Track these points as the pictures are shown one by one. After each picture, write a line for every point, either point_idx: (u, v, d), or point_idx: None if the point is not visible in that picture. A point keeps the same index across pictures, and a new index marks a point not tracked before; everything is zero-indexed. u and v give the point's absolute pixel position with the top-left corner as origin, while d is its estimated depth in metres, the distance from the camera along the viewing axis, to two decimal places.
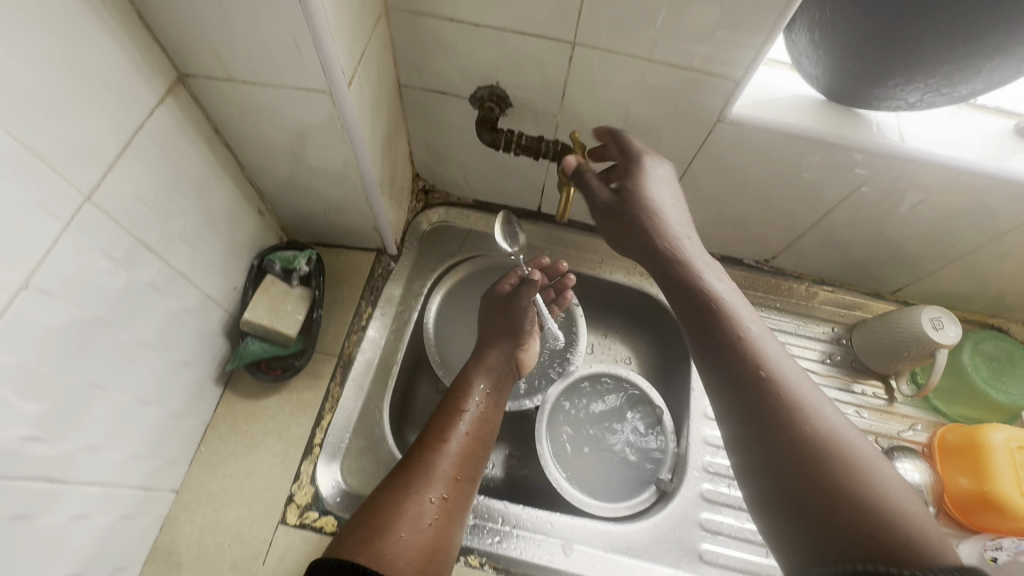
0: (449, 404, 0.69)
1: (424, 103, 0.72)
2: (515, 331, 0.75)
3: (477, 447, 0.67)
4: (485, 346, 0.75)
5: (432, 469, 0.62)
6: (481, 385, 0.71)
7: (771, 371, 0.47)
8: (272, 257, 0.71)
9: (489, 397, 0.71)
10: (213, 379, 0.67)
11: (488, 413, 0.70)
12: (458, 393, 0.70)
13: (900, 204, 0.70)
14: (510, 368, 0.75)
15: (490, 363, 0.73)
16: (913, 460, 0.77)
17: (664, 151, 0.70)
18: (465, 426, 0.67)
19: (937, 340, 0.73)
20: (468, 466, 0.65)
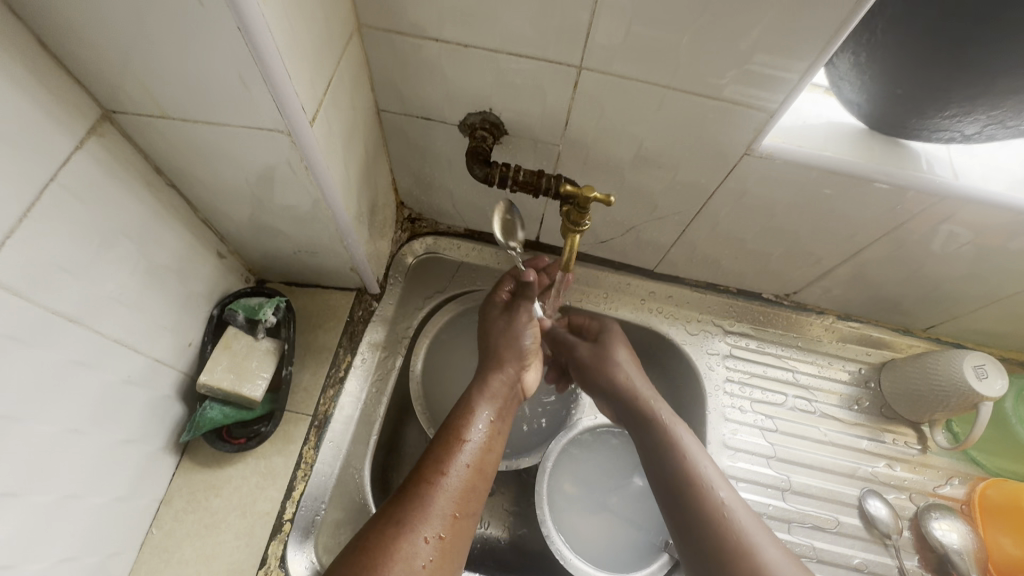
0: (449, 432, 0.58)
1: (407, 129, 0.63)
2: (521, 351, 0.67)
3: (479, 480, 0.57)
4: (486, 369, 0.66)
5: (429, 505, 0.52)
6: (486, 411, 0.61)
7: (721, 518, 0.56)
8: (235, 305, 0.62)
9: (494, 424, 0.61)
10: (167, 449, 0.59)
11: (492, 442, 0.60)
12: (460, 417, 0.60)
13: (944, 244, 0.63)
14: (513, 392, 0.66)
15: (496, 386, 0.64)
16: (949, 520, 0.70)
17: (682, 184, 0.62)
18: (467, 457, 0.57)
19: (982, 392, 0.65)
20: (469, 503, 0.55)
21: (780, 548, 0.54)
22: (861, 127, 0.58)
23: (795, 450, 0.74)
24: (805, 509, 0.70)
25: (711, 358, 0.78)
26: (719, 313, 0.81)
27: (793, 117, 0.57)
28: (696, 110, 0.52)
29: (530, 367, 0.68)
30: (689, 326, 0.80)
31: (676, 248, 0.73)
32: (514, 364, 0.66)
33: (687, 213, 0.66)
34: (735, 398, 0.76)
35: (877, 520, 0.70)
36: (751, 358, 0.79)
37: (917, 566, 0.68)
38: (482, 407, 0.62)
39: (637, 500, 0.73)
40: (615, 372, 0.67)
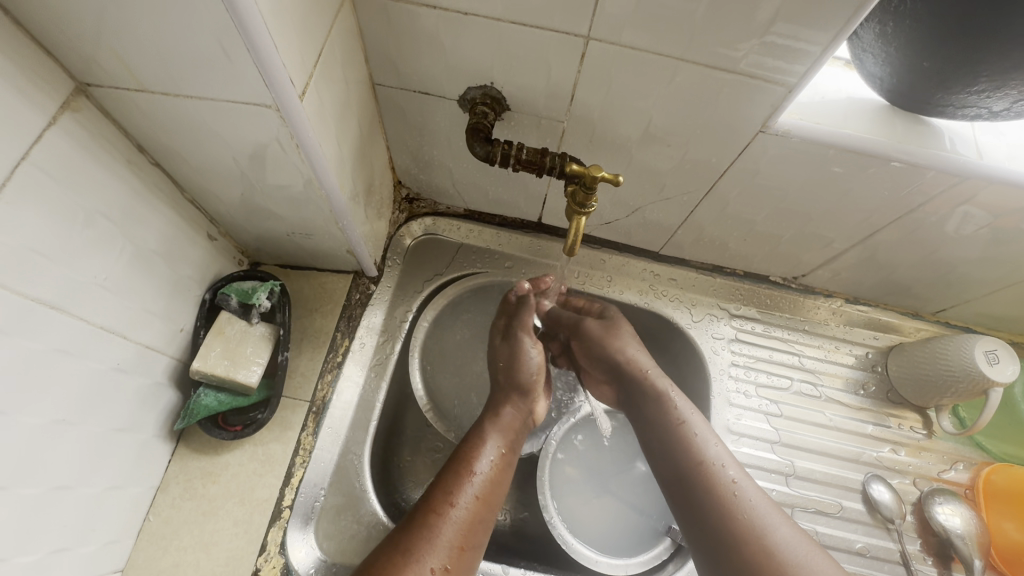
0: (459, 461, 0.58)
1: (403, 104, 0.60)
2: (527, 382, 0.66)
3: (486, 511, 0.56)
4: (498, 402, 0.65)
5: (436, 535, 0.51)
6: (496, 442, 0.61)
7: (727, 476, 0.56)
8: (227, 289, 0.60)
9: (503, 456, 0.61)
10: (162, 436, 0.58)
11: (501, 474, 0.59)
12: (469, 448, 0.59)
13: (963, 227, 0.60)
14: (524, 424, 0.66)
15: (505, 418, 0.63)
16: (952, 505, 0.69)
17: (692, 164, 0.59)
18: (475, 489, 0.56)
19: (992, 377, 0.64)
20: (475, 535, 0.54)
21: (766, 496, 0.55)
22: (881, 103, 0.55)
23: (800, 436, 0.73)
24: (808, 493, 0.70)
25: (715, 342, 0.77)
26: (724, 296, 0.79)
27: (811, 92, 0.54)
28: (710, 84, 0.49)
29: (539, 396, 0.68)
30: (694, 310, 0.78)
31: (682, 230, 0.71)
32: (521, 394, 0.66)
33: (696, 194, 0.63)
34: (739, 383, 0.75)
35: (880, 504, 0.69)
36: (756, 342, 0.78)
37: (918, 550, 0.68)
38: (491, 438, 0.61)
39: (641, 485, 0.73)
40: (613, 346, 0.67)
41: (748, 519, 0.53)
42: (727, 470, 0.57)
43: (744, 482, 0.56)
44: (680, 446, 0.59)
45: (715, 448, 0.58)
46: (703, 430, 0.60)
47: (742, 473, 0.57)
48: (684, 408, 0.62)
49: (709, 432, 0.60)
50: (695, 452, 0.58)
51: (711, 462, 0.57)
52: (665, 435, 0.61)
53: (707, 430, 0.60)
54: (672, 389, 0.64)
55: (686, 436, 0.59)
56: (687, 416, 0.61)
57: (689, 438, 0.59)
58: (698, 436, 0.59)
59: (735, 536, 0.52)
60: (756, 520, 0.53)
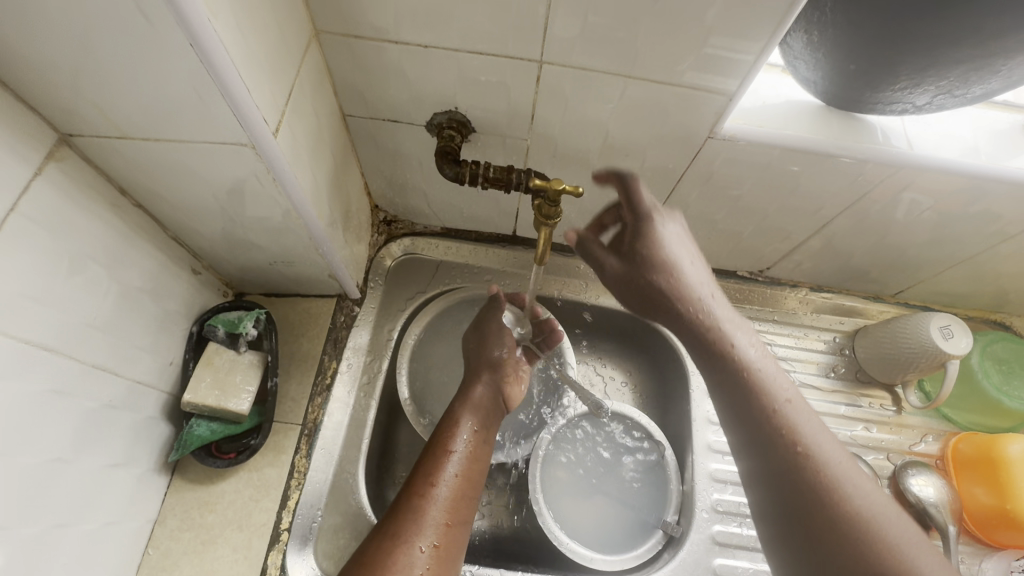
0: (435, 445, 0.60)
1: (374, 132, 0.63)
2: (494, 362, 0.69)
3: (469, 488, 0.58)
4: (467, 383, 0.67)
5: (420, 517, 0.53)
6: (469, 421, 0.62)
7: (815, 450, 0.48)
8: (214, 320, 0.62)
9: (478, 433, 0.62)
10: (157, 470, 0.59)
11: (479, 451, 0.61)
12: (443, 430, 0.61)
13: (906, 212, 0.65)
14: (496, 404, 0.67)
15: (475, 400, 0.65)
16: (925, 475, 0.72)
17: (650, 170, 0.63)
18: (454, 467, 0.58)
19: (948, 351, 0.68)
20: (461, 511, 0.56)
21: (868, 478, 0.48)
22: (819, 104, 0.59)
23: None
24: None
25: None
26: None
27: (752, 98, 0.59)
28: (657, 97, 0.53)
29: (514, 382, 0.69)
30: None
31: None
32: (497, 380, 0.68)
33: (658, 198, 0.67)
34: None
35: None
36: None
37: None
38: (465, 418, 0.63)
39: (630, 481, 0.74)
40: (655, 257, 0.62)
41: (841, 501, 0.45)
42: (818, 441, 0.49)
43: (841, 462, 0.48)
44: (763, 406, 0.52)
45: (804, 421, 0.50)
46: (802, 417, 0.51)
47: (811, 411, 0.52)
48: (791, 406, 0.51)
49: (784, 380, 0.54)
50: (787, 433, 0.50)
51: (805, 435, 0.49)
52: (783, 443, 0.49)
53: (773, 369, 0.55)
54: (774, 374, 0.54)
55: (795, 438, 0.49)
56: (756, 365, 0.55)
57: (764, 401, 0.52)
58: (767, 377, 0.54)
59: (830, 519, 0.45)
60: (823, 467, 0.47)
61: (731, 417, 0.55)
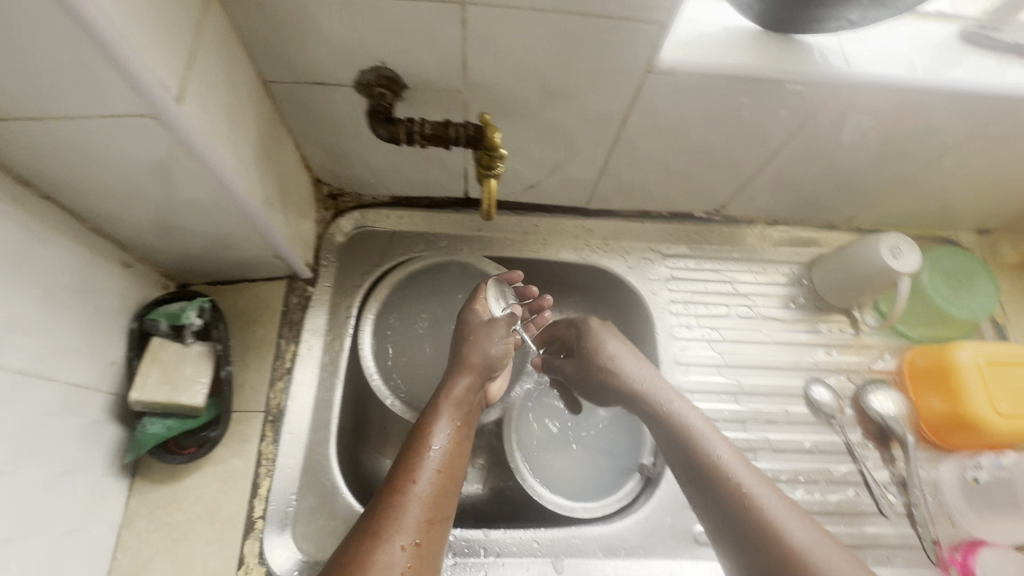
0: (414, 439, 0.58)
1: (301, 99, 0.59)
2: (484, 359, 0.63)
3: (450, 483, 0.56)
4: (447, 375, 0.64)
5: (402, 514, 0.51)
6: (450, 416, 0.60)
7: (746, 487, 0.56)
8: (154, 314, 0.59)
9: (459, 428, 0.60)
10: (115, 474, 0.57)
11: (460, 446, 0.59)
12: (423, 424, 0.59)
13: (850, 133, 0.65)
14: (478, 399, 0.64)
15: (455, 394, 0.61)
16: (886, 392, 0.76)
17: (593, 113, 0.61)
18: (435, 461, 0.56)
19: (898, 270, 0.70)
20: (442, 507, 0.54)
21: (802, 515, 0.55)
22: (756, 29, 0.58)
23: (743, 355, 0.77)
24: (757, 406, 0.74)
25: (654, 283, 0.80)
26: (655, 239, 0.82)
27: (689, 28, 0.57)
28: (590, 32, 0.51)
29: (495, 377, 0.66)
30: (629, 257, 0.81)
31: (602, 182, 0.74)
32: (481, 377, 0.63)
33: (606, 143, 0.66)
34: (681, 317, 0.79)
35: (821, 403, 0.75)
36: (690, 277, 0.82)
37: (860, 437, 0.74)
38: (445, 412, 0.60)
39: (607, 430, 0.76)
40: (610, 370, 0.68)
41: (781, 540, 0.52)
42: (750, 484, 0.57)
43: (762, 489, 0.56)
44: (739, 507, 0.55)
45: (727, 461, 0.58)
46: (730, 462, 0.59)
47: (745, 468, 0.58)
48: (715, 441, 0.60)
49: (708, 426, 0.62)
50: (732, 495, 0.56)
51: (739, 488, 0.56)
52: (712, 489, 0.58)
53: (719, 441, 0.60)
54: (700, 423, 0.62)
55: (728, 488, 0.57)
56: (695, 427, 0.62)
57: (708, 454, 0.59)
58: (728, 472, 0.58)
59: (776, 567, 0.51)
60: (769, 516, 0.54)
61: (685, 478, 0.61)
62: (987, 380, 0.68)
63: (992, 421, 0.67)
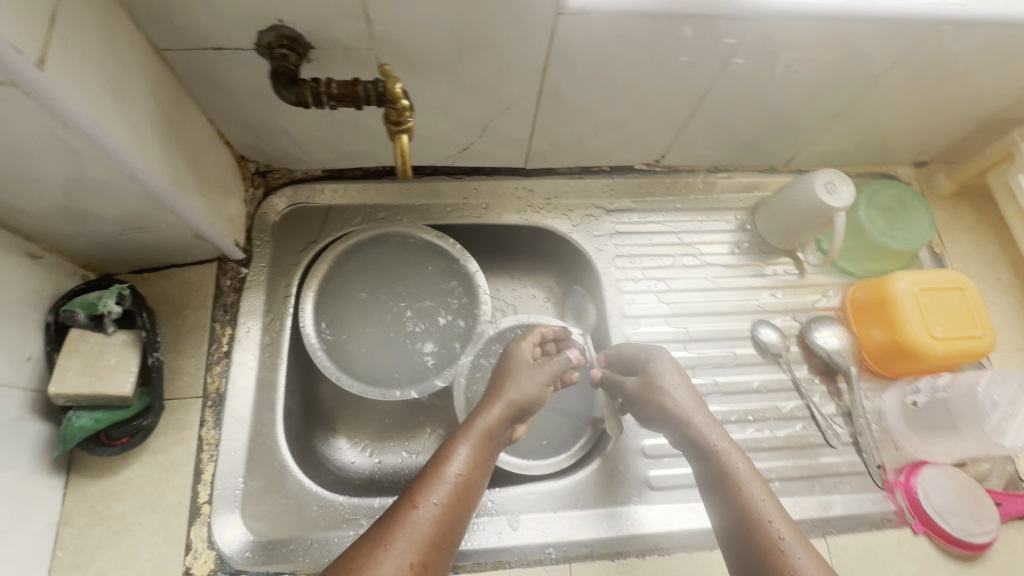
0: (439, 458, 0.56)
1: (203, 68, 0.56)
2: (524, 397, 0.62)
3: (463, 510, 0.53)
4: (481, 404, 0.62)
5: (410, 528, 0.49)
6: (476, 444, 0.57)
7: (782, 539, 0.50)
8: (70, 305, 0.56)
9: (483, 460, 0.57)
10: (45, 472, 0.55)
11: (479, 475, 0.56)
12: (450, 446, 0.57)
13: (776, 69, 0.64)
14: (506, 433, 0.61)
15: (487, 422, 0.59)
16: (830, 328, 0.77)
17: (511, 64, 0.59)
18: (451, 483, 0.53)
19: (834, 206, 0.70)
20: (449, 533, 0.51)
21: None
22: None
23: (690, 304, 0.78)
24: (705, 351, 0.75)
25: (599, 240, 0.80)
26: (598, 194, 0.82)
27: None
28: None
29: (525, 420, 0.64)
30: (571, 215, 0.80)
31: (535, 138, 0.72)
32: (515, 414, 0.62)
33: (531, 96, 0.64)
34: (627, 271, 0.79)
35: (767, 344, 0.76)
36: (634, 230, 0.81)
37: (806, 373, 0.76)
38: (470, 438, 0.58)
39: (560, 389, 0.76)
40: (661, 399, 0.61)
41: None
42: (787, 538, 0.50)
43: (800, 548, 0.50)
44: (770, 554, 0.50)
45: (769, 509, 0.52)
46: (771, 514, 0.52)
47: (786, 521, 0.52)
48: (754, 486, 0.54)
49: (755, 473, 0.55)
50: (765, 544, 0.50)
51: (777, 539, 0.50)
52: (741, 533, 0.52)
53: (756, 481, 0.54)
54: (744, 466, 0.56)
55: (762, 535, 0.51)
56: (734, 468, 0.55)
57: (747, 498, 0.53)
58: (768, 523, 0.51)
59: None
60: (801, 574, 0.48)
61: (715, 515, 0.55)
62: (923, 306, 0.70)
63: (928, 345, 0.68)
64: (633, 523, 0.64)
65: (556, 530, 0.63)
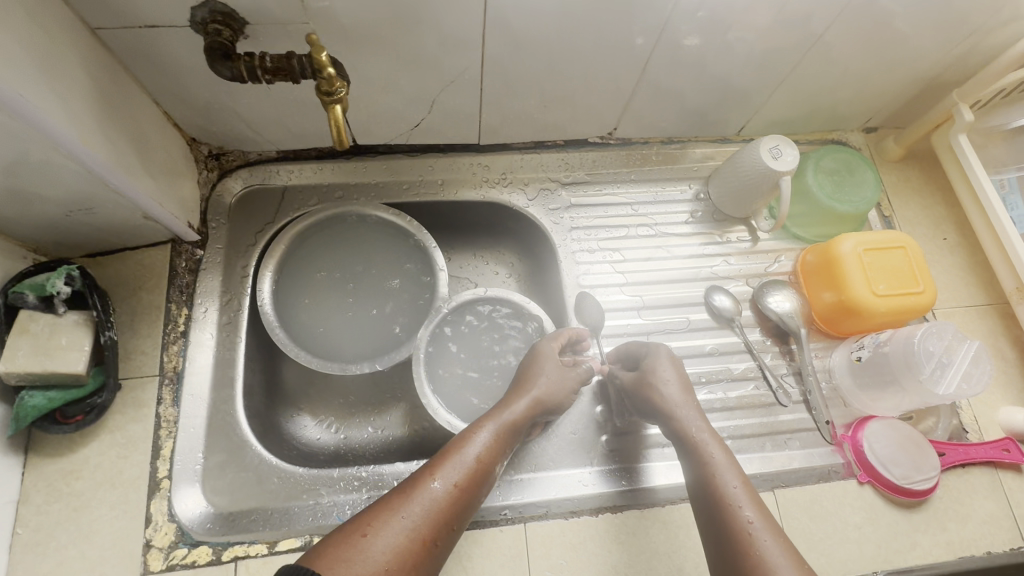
0: (460, 440, 0.56)
1: (140, 47, 0.56)
2: (547, 394, 0.62)
3: (473, 494, 0.53)
4: (508, 396, 0.62)
5: (421, 499, 0.50)
6: (499, 434, 0.57)
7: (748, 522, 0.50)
8: (18, 286, 0.56)
9: (500, 449, 0.57)
10: (1, 452, 0.56)
11: (495, 464, 0.56)
12: (472, 429, 0.57)
13: (714, 36, 0.65)
14: (528, 424, 0.61)
15: (513, 413, 0.59)
16: (783, 292, 0.80)
17: (448, 36, 0.60)
18: (466, 464, 0.53)
19: (779, 169, 0.71)
20: (457, 514, 0.51)
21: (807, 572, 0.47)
22: None
23: (644, 273, 0.80)
24: (658, 317, 0.77)
25: (556, 213, 0.81)
26: (553, 169, 0.83)
27: None
28: None
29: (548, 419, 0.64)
30: (527, 190, 0.81)
31: (484, 113, 0.73)
32: (540, 410, 0.62)
33: (474, 68, 0.65)
34: (583, 243, 0.80)
35: (721, 310, 0.78)
36: (591, 203, 0.82)
37: (760, 337, 0.78)
38: (493, 425, 0.58)
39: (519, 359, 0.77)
40: (648, 392, 0.62)
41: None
42: (755, 522, 0.50)
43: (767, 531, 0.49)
44: (736, 536, 0.50)
45: (739, 496, 0.52)
46: (740, 500, 0.52)
47: (759, 508, 0.52)
48: (730, 474, 0.54)
49: (735, 465, 0.55)
50: (732, 524, 0.50)
51: (744, 521, 0.50)
52: (712, 514, 0.52)
53: (732, 470, 0.55)
54: (717, 452, 0.56)
55: (730, 517, 0.51)
56: (712, 456, 0.56)
57: (723, 483, 0.53)
58: (738, 507, 0.51)
59: None
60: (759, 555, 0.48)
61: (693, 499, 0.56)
62: (866, 265, 0.71)
63: (871, 303, 0.70)
64: (589, 484, 0.67)
65: (512, 492, 0.65)
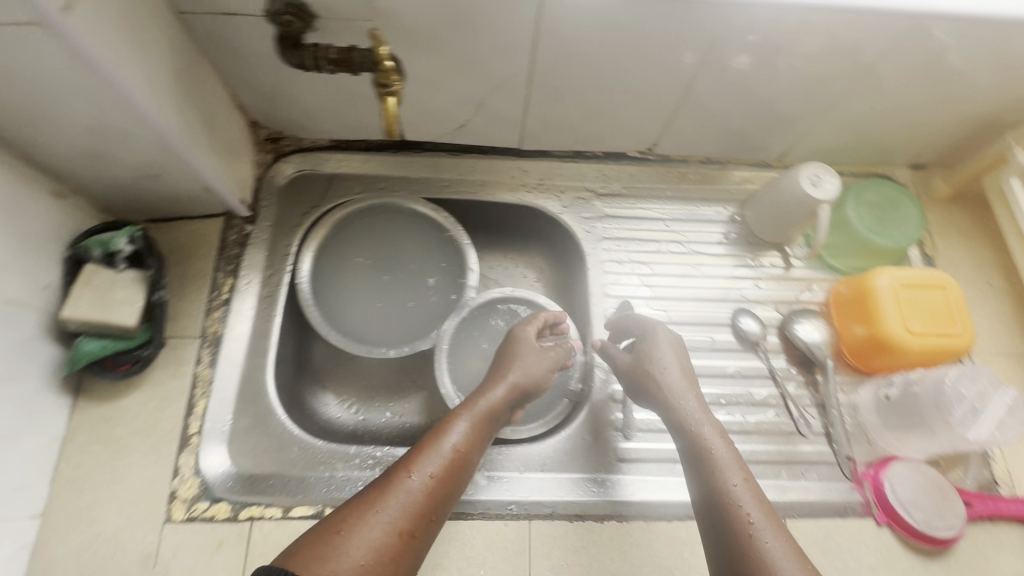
0: (437, 431, 0.57)
1: (219, 32, 0.61)
2: (525, 381, 0.63)
3: (453, 486, 0.54)
4: (484, 385, 0.63)
5: (400, 494, 0.50)
6: (475, 423, 0.58)
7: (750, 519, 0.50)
8: (87, 242, 0.62)
9: (478, 438, 0.58)
10: (54, 391, 0.60)
11: (473, 453, 0.57)
12: (449, 420, 0.58)
13: (762, 60, 0.66)
14: (505, 414, 0.62)
15: (489, 402, 0.60)
16: (811, 321, 0.78)
17: (501, 41, 0.62)
18: (445, 457, 0.54)
19: (819, 198, 0.71)
20: (438, 506, 0.52)
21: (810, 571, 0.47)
22: None
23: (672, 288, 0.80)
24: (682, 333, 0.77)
25: (589, 221, 0.83)
26: (590, 178, 0.84)
27: None
28: None
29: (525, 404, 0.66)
30: (563, 196, 0.83)
31: (528, 118, 0.76)
32: (517, 397, 0.63)
33: (523, 75, 0.67)
34: (613, 253, 0.81)
35: (746, 332, 0.77)
36: (624, 214, 0.83)
37: (784, 364, 0.77)
38: (470, 416, 0.59)
39: None
40: (648, 379, 0.62)
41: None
42: (755, 518, 0.50)
43: (768, 528, 0.49)
44: (737, 535, 0.49)
45: (739, 490, 0.52)
46: (740, 494, 0.52)
47: (759, 503, 0.51)
48: (730, 467, 0.54)
49: (733, 456, 0.55)
50: (733, 520, 0.50)
51: (744, 517, 0.50)
52: (711, 508, 0.52)
53: (733, 466, 0.54)
54: (720, 447, 0.55)
55: (731, 512, 0.51)
56: (711, 446, 0.55)
57: (721, 478, 0.53)
58: (738, 503, 0.51)
59: None
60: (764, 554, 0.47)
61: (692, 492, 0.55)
62: (901, 302, 0.70)
63: (904, 340, 0.69)
64: (602, 489, 0.66)
65: (522, 489, 0.65)
